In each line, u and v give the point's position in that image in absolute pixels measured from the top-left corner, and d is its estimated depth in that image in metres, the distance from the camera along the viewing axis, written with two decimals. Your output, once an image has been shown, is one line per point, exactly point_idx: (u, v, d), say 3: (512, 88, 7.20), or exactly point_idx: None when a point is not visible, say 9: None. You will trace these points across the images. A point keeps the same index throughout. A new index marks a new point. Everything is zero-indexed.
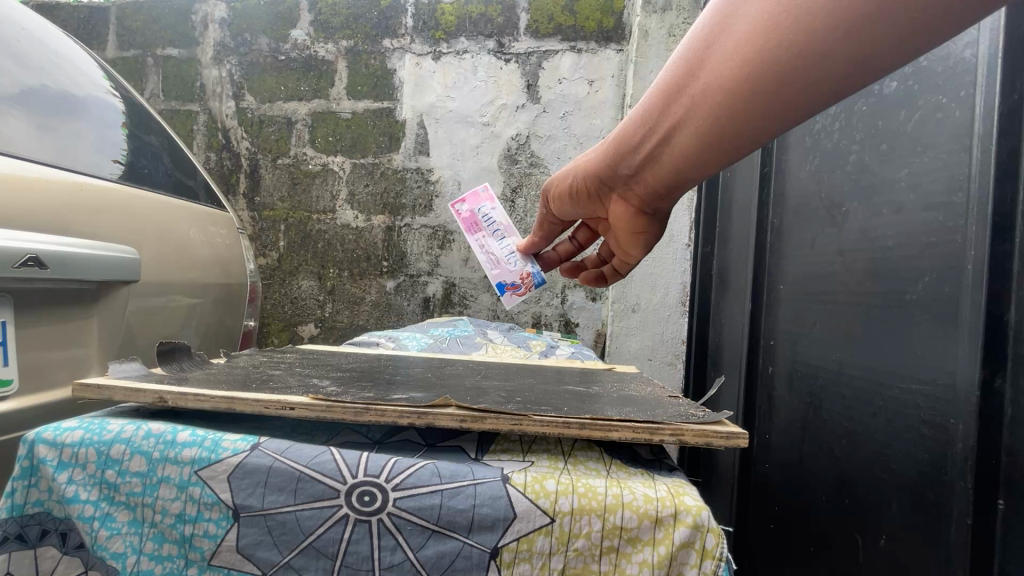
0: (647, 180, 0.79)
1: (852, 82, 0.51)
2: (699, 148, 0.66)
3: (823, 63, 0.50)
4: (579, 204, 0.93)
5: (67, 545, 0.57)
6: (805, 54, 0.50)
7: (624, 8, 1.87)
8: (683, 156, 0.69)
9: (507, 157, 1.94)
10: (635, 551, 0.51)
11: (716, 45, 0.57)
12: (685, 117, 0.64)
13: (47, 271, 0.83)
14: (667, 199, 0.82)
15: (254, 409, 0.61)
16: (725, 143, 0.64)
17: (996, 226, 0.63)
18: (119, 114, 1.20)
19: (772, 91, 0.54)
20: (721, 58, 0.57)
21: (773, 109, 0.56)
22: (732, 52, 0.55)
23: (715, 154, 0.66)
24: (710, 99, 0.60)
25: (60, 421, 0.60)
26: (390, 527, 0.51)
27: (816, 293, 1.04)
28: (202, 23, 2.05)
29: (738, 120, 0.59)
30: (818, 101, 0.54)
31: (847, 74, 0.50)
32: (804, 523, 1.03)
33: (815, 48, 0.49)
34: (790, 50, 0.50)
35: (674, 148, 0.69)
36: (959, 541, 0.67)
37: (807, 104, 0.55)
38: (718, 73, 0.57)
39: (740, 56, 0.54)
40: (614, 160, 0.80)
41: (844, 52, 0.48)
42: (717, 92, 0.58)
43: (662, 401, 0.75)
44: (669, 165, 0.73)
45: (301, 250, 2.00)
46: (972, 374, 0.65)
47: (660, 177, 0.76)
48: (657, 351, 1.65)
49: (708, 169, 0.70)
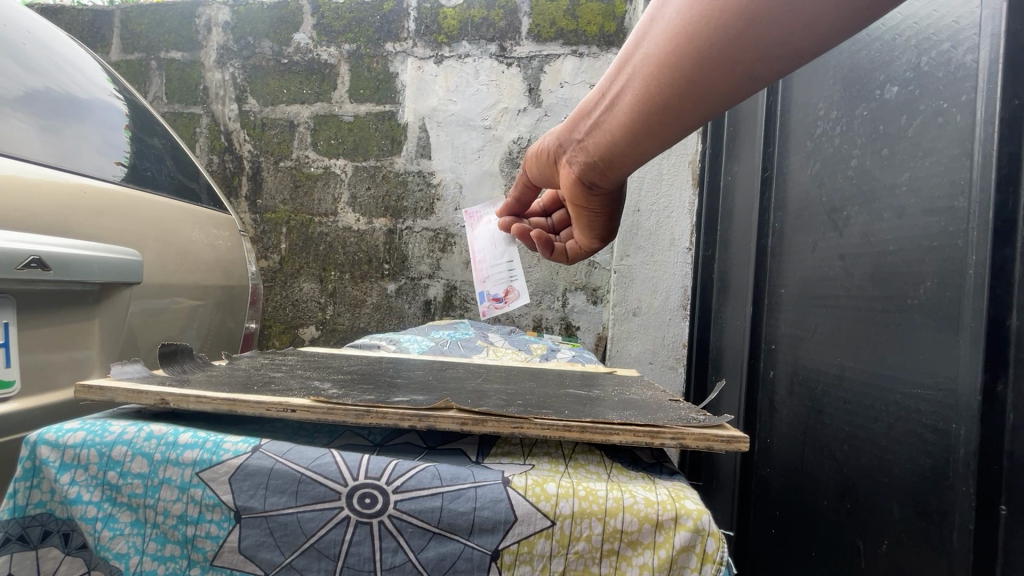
0: (589, 154, 0.78)
1: (777, 60, 0.51)
2: (633, 125, 0.66)
3: (748, 35, 0.50)
4: (542, 167, 0.94)
5: (71, 545, 0.57)
6: (727, 26, 0.50)
7: (625, 13, 1.88)
8: (621, 130, 0.68)
9: (508, 161, 1.95)
10: (635, 554, 0.51)
11: (657, 19, 0.58)
12: (627, 90, 0.64)
13: (50, 272, 0.83)
14: (605, 182, 0.82)
15: (255, 411, 0.61)
16: (656, 121, 0.63)
17: (996, 231, 0.64)
18: (122, 117, 1.20)
19: (697, 67, 0.54)
20: (660, 30, 0.57)
21: (694, 91, 0.57)
22: (669, 23, 0.55)
23: (649, 134, 0.65)
24: (647, 70, 0.59)
25: (62, 422, 0.60)
26: (391, 529, 0.51)
27: (817, 297, 1.04)
28: (205, 26, 2.06)
29: (666, 96, 0.59)
30: (745, 79, 0.54)
31: (767, 52, 0.51)
32: (805, 528, 1.03)
33: (733, 23, 0.50)
34: (718, 19, 0.50)
35: (612, 123, 0.70)
36: (961, 547, 0.67)
37: (728, 87, 0.56)
38: (656, 44, 0.57)
39: (675, 25, 0.54)
40: (569, 128, 0.80)
41: (758, 28, 0.49)
42: (650, 66, 0.59)
43: (663, 405, 0.75)
44: (604, 140, 0.73)
45: (303, 253, 2.00)
46: (974, 379, 0.65)
47: (599, 150, 0.75)
48: (658, 354, 1.65)
49: (644, 149, 0.70)
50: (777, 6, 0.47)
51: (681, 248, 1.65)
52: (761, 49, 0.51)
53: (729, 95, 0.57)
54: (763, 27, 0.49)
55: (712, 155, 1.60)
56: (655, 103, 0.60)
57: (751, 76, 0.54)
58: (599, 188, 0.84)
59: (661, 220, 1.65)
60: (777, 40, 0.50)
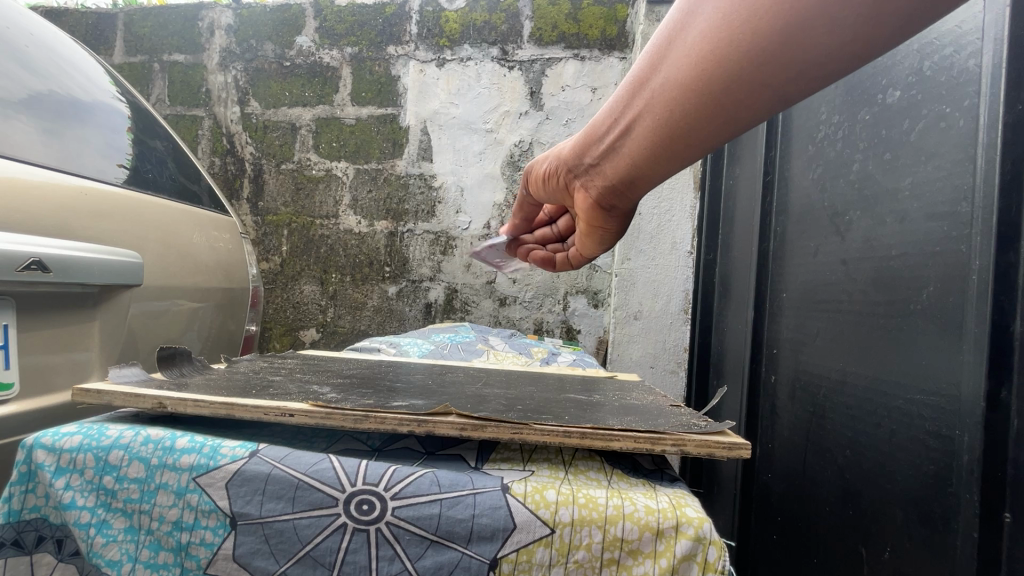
0: (607, 174, 0.77)
1: (809, 80, 0.51)
2: (656, 145, 0.64)
3: (780, 58, 0.49)
4: (550, 191, 0.93)
5: (63, 552, 0.57)
6: (759, 50, 0.49)
7: (627, 17, 1.89)
8: (642, 152, 0.67)
9: (509, 164, 1.95)
10: (636, 564, 0.50)
11: (677, 41, 0.56)
12: (646, 113, 0.63)
13: (50, 274, 0.83)
14: (626, 199, 0.80)
15: (253, 415, 0.61)
16: (681, 141, 0.62)
17: (1001, 236, 0.63)
18: (125, 119, 1.21)
19: (728, 89, 0.53)
20: (684, 52, 0.55)
21: (724, 111, 0.56)
22: (694, 46, 0.54)
23: (672, 155, 0.65)
24: (670, 93, 0.58)
25: (59, 426, 0.60)
26: (389, 536, 0.51)
27: (819, 302, 1.03)
28: (208, 29, 2.07)
29: (695, 117, 0.58)
30: (775, 99, 0.53)
31: (799, 73, 0.50)
32: (806, 535, 1.02)
33: (764, 48, 0.49)
34: (749, 42, 0.49)
35: (633, 143, 0.68)
36: (964, 555, 0.66)
37: (757, 107, 0.55)
38: (680, 67, 0.56)
39: (700, 48, 0.53)
40: (580, 151, 0.78)
41: (793, 50, 0.48)
42: (675, 88, 0.57)
43: (664, 411, 0.75)
44: (625, 161, 0.71)
45: (304, 255, 2.00)
46: (978, 384, 0.65)
47: (619, 173, 0.74)
48: (659, 358, 1.65)
49: (664, 168, 0.69)
50: (814, 27, 0.46)
51: (682, 252, 1.64)
52: (794, 70, 0.50)
53: (758, 114, 0.56)
54: (798, 49, 0.48)
55: (714, 159, 1.60)
56: (682, 125, 0.60)
57: (783, 96, 0.53)
58: (618, 205, 0.82)
59: (662, 223, 1.65)
60: (811, 60, 0.49)
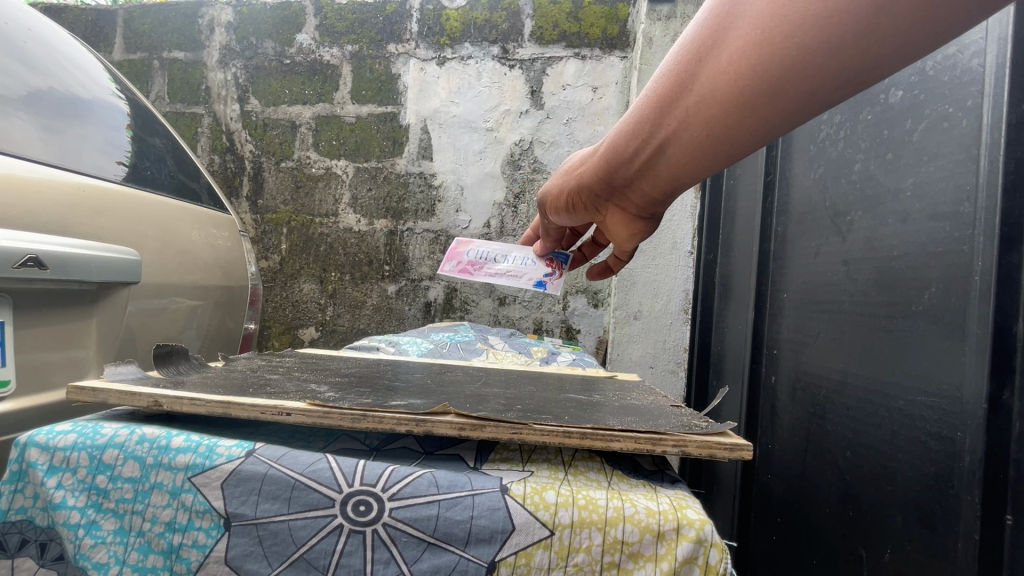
0: (642, 188, 0.75)
1: (853, 89, 0.48)
2: (695, 159, 0.63)
3: (824, 70, 0.47)
4: (574, 210, 0.91)
5: (45, 556, 0.56)
6: (802, 65, 0.47)
7: (629, 16, 1.88)
8: (680, 166, 0.66)
9: (509, 163, 1.94)
10: (636, 567, 0.50)
11: (709, 58, 0.53)
12: (680, 131, 0.61)
13: (48, 271, 0.82)
14: (662, 204, 0.79)
15: (250, 414, 0.60)
16: (719, 152, 0.60)
17: (1003, 237, 0.63)
18: (124, 116, 1.20)
19: (770, 102, 0.51)
20: (717, 70, 0.53)
21: (767, 123, 0.54)
22: (730, 62, 0.51)
23: (712, 164, 0.63)
24: (707, 111, 0.56)
25: (53, 424, 0.59)
26: (385, 538, 0.50)
27: (820, 303, 1.03)
28: (208, 26, 2.06)
29: (736, 131, 0.56)
30: (817, 109, 0.51)
31: (844, 85, 0.48)
32: (806, 536, 1.01)
33: (808, 62, 0.47)
34: (791, 56, 0.47)
35: (668, 160, 0.66)
36: (965, 557, 0.66)
37: (801, 117, 0.53)
38: (715, 84, 0.54)
39: (737, 64, 0.51)
40: (607, 171, 0.76)
41: (837, 62, 0.46)
42: (712, 106, 0.55)
43: (665, 411, 0.74)
44: (662, 176, 0.70)
45: (303, 254, 1.99)
46: (980, 387, 0.64)
47: (655, 185, 0.73)
48: (659, 358, 1.64)
49: (698, 176, 0.67)
50: (857, 39, 0.44)
51: (683, 252, 1.64)
52: (838, 81, 0.47)
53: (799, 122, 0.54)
54: (842, 61, 0.45)
55: None
56: (720, 136, 0.58)
57: (826, 105, 0.51)
58: (654, 211, 0.81)
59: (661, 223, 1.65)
60: (858, 73, 0.46)
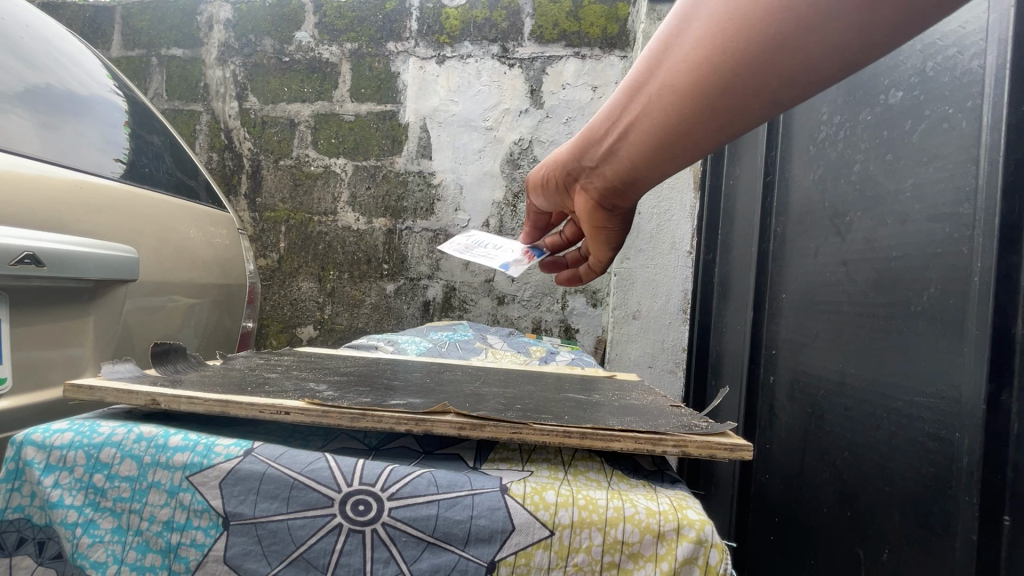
0: (608, 177, 0.79)
1: (795, 89, 0.53)
2: (655, 147, 0.67)
3: (767, 70, 0.51)
4: (551, 194, 0.94)
5: (44, 555, 0.55)
6: (749, 63, 0.52)
7: (629, 15, 1.88)
8: (642, 154, 0.70)
9: (509, 162, 1.94)
10: (637, 567, 0.50)
11: (672, 50, 0.58)
12: (643, 117, 0.65)
13: (44, 269, 0.81)
14: (626, 197, 0.83)
15: (248, 413, 0.60)
16: (677, 143, 0.65)
17: (1003, 239, 0.63)
18: (122, 113, 1.19)
19: (722, 98, 0.56)
20: (679, 62, 0.58)
21: (720, 118, 0.58)
22: (690, 54, 0.56)
23: (671, 156, 0.68)
24: (666, 99, 0.61)
25: (50, 423, 0.59)
26: (384, 538, 0.50)
27: (820, 303, 1.03)
28: (206, 24, 2.05)
29: (692, 123, 0.60)
30: (762, 107, 0.56)
31: (787, 83, 0.52)
32: (804, 536, 1.01)
33: (752, 62, 0.52)
34: (741, 54, 0.52)
35: (632, 146, 0.71)
36: (963, 558, 0.66)
37: (749, 114, 0.57)
38: (676, 75, 0.58)
39: (693, 59, 0.56)
40: (580, 155, 0.80)
41: (779, 62, 0.51)
42: (671, 95, 0.60)
43: (664, 411, 0.74)
44: (626, 163, 0.74)
45: (302, 252, 1.99)
46: (978, 389, 0.65)
47: (620, 174, 0.77)
48: (658, 358, 1.64)
49: (661, 169, 0.72)
50: (796, 39, 0.49)
51: (682, 252, 1.64)
52: (780, 81, 0.52)
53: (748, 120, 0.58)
54: (782, 60, 0.50)
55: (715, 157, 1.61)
56: (679, 123, 0.61)
57: (771, 104, 0.56)
58: (619, 205, 0.85)
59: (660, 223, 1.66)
60: (799, 72, 0.51)
